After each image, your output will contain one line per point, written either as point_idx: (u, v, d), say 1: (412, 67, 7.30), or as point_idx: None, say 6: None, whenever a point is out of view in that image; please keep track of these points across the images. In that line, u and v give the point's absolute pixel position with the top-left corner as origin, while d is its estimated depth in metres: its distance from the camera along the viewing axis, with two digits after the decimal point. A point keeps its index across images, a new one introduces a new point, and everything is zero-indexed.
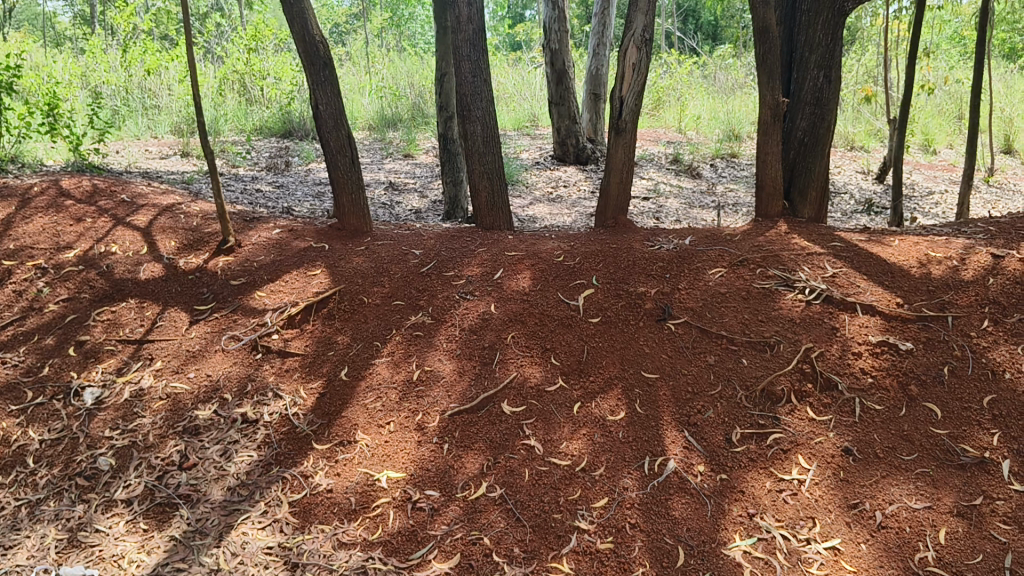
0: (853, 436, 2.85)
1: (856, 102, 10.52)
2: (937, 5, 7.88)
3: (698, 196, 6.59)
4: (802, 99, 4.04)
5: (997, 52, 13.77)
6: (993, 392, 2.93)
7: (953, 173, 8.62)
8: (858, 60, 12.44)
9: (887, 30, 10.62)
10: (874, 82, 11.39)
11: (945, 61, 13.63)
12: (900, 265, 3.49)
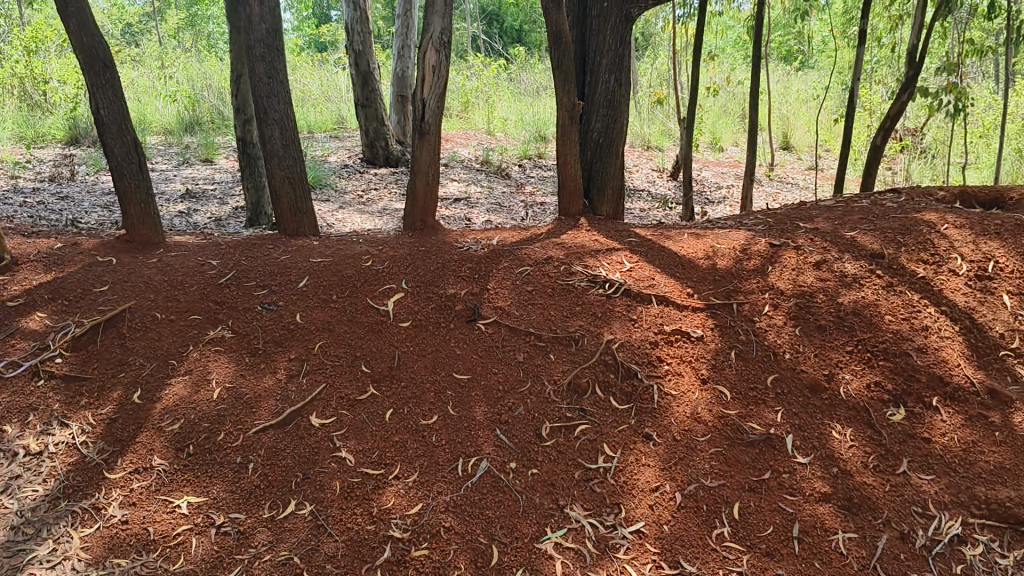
0: (654, 422, 2.97)
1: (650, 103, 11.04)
2: (717, 11, 8.38)
3: (507, 196, 6.72)
4: (597, 101, 4.17)
5: (773, 55, 14.93)
6: (776, 371, 3.13)
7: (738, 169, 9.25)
8: (651, 63, 13.09)
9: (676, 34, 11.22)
10: (667, 85, 12.02)
11: (729, 64, 14.64)
12: (689, 258, 3.68)
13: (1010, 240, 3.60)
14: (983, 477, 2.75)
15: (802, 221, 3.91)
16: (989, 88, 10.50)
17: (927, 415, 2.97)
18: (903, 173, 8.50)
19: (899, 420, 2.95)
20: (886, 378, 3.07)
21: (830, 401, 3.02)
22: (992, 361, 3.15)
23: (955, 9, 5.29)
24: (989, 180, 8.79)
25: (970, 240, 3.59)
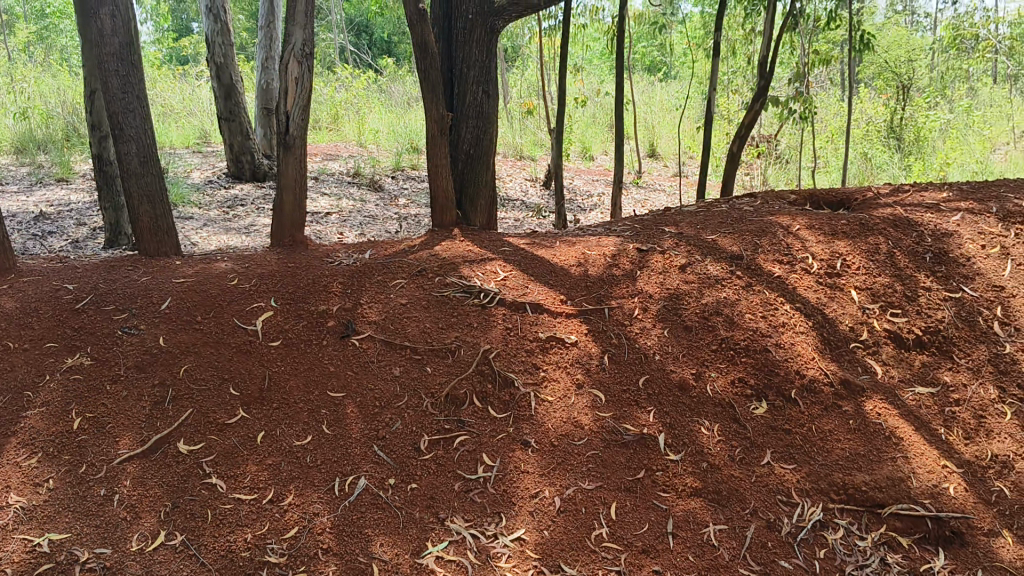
0: (532, 428, 2.99)
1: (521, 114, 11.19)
2: (582, 23, 8.57)
3: (380, 208, 6.68)
4: (465, 113, 4.19)
5: (637, 66, 15.42)
6: (647, 372, 3.21)
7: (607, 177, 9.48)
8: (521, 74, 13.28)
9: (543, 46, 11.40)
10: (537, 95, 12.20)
11: (596, 75, 15.02)
12: (561, 266, 3.74)
13: (856, 240, 3.75)
14: (841, 464, 2.90)
15: (666, 227, 4.04)
16: (834, 97, 11.12)
17: (787, 407, 3.10)
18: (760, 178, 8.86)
19: (762, 414, 3.08)
20: (749, 374, 3.20)
21: (698, 399, 3.12)
22: (845, 353, 3.29)
23: (798, 21, 5.58)
24: (838, 183, 9.30)
25: (820, 240, 3.75)
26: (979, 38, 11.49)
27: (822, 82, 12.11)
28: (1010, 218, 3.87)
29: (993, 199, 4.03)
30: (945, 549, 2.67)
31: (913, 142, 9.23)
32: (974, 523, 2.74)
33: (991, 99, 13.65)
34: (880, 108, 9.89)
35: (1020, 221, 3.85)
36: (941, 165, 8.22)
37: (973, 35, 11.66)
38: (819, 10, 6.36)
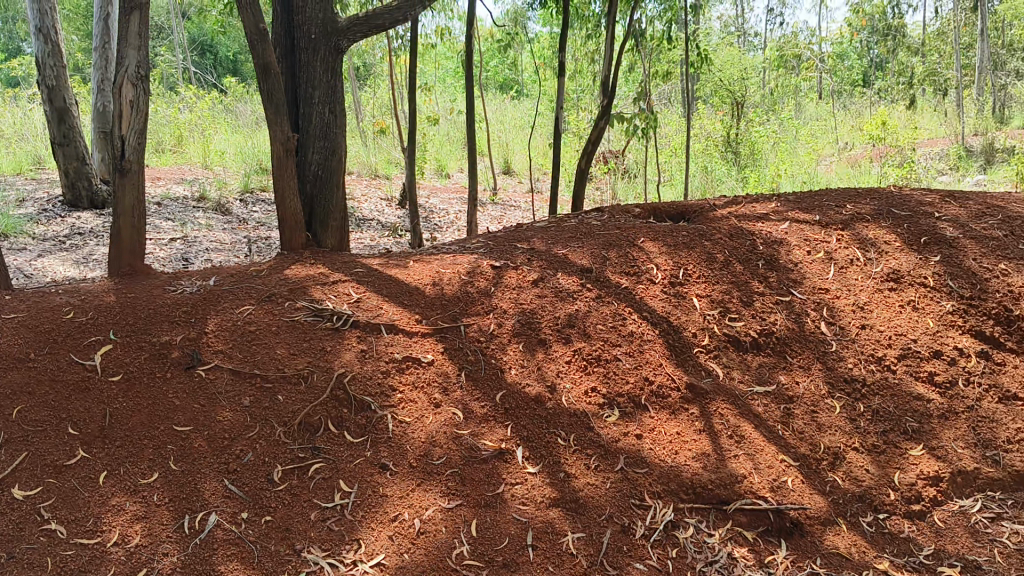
0: (389, 451, 2.96)
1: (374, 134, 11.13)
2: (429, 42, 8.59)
3: (229, 233, 6.51)
4: (311, 134, 4.13)
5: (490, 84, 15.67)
6: (503, 388, 3.23)
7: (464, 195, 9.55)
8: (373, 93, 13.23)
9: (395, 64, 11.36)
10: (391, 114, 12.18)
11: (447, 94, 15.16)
12: (416, 285, 3.72)
13: (696, 250, 3.91)
14: (690, 464, 3.00)
15: (519, 243, 4.09)
16: (673, 115, 11.54)
17: (638, 413, 3.19)
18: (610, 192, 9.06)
19: (615, 422, 3.15)
20: (601, 383, 3.27)
21: (553, 410, 3.16)
22: (689, 358, 3.41)
23: (638, 41, 5.77)
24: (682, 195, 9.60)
25: (664, 252, 3.89)
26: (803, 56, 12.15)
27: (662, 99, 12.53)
28: (832, 225, 4.09)
29: (818, 208, 4.27)
30: (786, 539, 2.81)
31: (749, 155, 9.69)
32: (811, 513, 2.89)
33: (816, 114, 14.52)
34: (717, 123, 10.42)
35: (840, 228, 4.08)
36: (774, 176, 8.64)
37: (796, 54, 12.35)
38: (656, 31, 6.61)
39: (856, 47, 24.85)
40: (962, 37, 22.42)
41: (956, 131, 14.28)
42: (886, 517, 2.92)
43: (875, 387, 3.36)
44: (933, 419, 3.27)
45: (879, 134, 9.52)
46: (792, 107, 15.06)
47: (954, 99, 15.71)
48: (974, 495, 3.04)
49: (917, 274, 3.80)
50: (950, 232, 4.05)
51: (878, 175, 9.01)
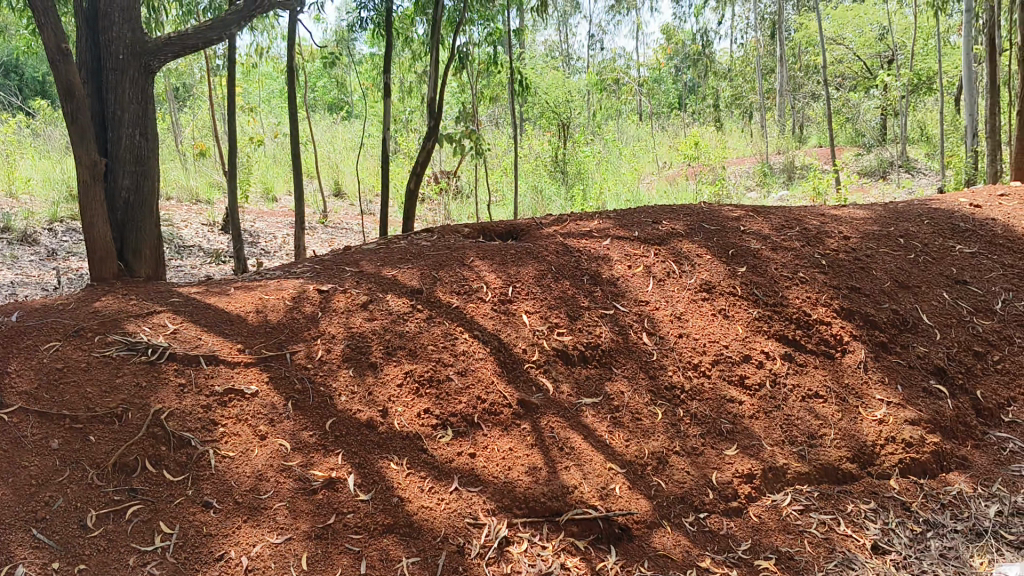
0: (214, 488, 2.67)
1: (195, 157, 10.76)
2: (251, 61, 8.39)
3: (36, 264, 6.13)
4: (121, 158, 3.94)
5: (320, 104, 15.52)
6: (333, 415, 2.97)
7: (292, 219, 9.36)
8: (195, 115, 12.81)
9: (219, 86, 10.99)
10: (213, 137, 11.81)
11: (271, 115, 14.92)
12: (237, 313, 3.42)
13: (523, 268, 3.77)
14: (523, 478, 2.85)
15: (347, 266, 3.85)
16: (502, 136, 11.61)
17: (471, 431, 3.00)
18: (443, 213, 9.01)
19: (448, 442, 2.95)
20: (434, 405, 3.05)
21: (385, 435, 2.94)
22: (519, 374, 3.24)
23: (462, 64, 5.86)
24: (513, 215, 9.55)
25: (495, 270, 3.74)
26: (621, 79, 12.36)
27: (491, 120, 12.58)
28: (650, 240, 4.04)
29: (637, 223, 4.20)
30: (615, 545, 2.73)
31: (575, 174, 9.90)
32: (637, 517, 2.81)
33: (637, 134, 15.02)
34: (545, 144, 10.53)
35: (657, 243, 4.02)
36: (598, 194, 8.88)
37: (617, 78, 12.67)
38: (480, 52, 6.65)
39: (671, 69, 26.14)
40: (765, 62, 24.02)
41: (763, 150, 15.16)
42: (706, 516, 2.88)
43: (691, 392, 3.30)
44: (744, 420, 3.23)
45: (694, 153, 9.99)
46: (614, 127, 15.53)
47: (759, 120, 16.67)
48: (785, 489, 3.02)
49: (726, 284, 3.76)
50: (753, 245, 4.04)
51: (693, 193, 9.48)
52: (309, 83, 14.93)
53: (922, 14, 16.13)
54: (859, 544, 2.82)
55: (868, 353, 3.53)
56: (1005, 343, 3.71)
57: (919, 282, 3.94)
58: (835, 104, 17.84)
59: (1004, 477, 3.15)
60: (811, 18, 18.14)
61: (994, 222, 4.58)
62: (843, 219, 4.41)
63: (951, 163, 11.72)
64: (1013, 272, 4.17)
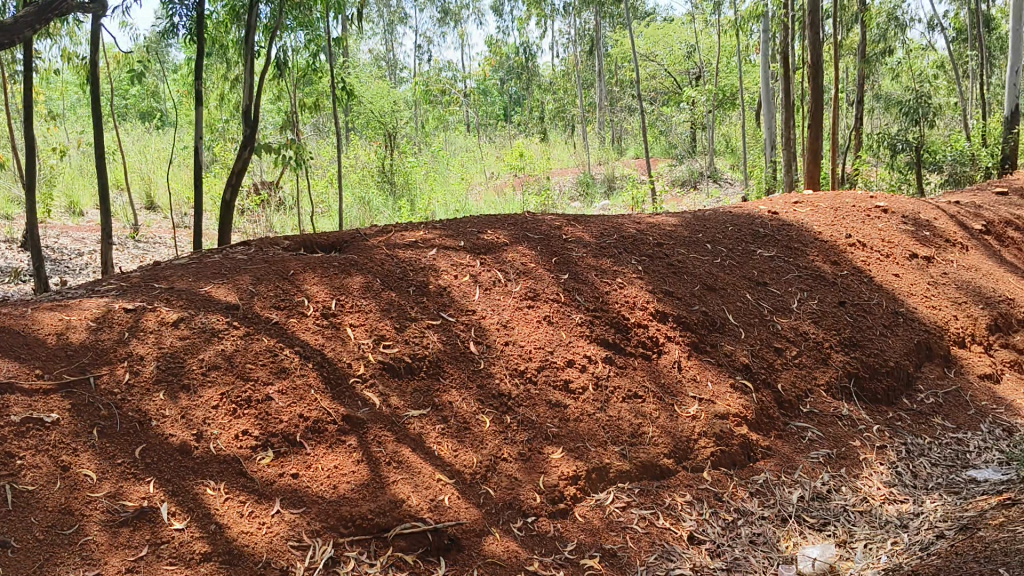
0: (10, 526, 2.32)
1: None
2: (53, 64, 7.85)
3: None
4: None
5: (130, 111, 14.70)
6: (143, 441, 2.65)
7: (100, 233, 8.80)
8: None
9: (21, 95, 10.24)
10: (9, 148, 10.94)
11: (76, 124, 14.00)
12: (34, 335, 2.92)
13: (346, 280, 3.46)
14: (349, 496, 2.68)
15: (155, 282, 3.42)
16: (325, 146, 11.32)
17: (293, 451, 2.77)
18: (265, 224, 8.66)
19: (269, 464, 2.71)
20: (253, 425, 2.79)
21: (200, 459, 2.66)
22: (344, 389, 3.01)
23: (280, 70, 5.75)
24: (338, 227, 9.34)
25: (319, 282, 3.43)
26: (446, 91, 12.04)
27: (313, 129, 12.17)
28: (476, 250, 3.88)
29: (461, 233, 4.01)
30: (445, 557, 2.63)
31: (402, 185, 9.69)
32: (467, 526, 2.73)
33: (464, 144, 15.16)
34: (371, 154, 10.13)
35: (483, 253, 3.88)
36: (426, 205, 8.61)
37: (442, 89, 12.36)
38: (302, 60, 6.54)
39: (496, 81, 26.65)
40: (584, 77, 24.98)
41: (584, 160, 15.69)
42: (534, 520, 2.84)
43: (519, 399, 3.22)
44: (569, 423, 3.20)
45: (520, 164, 10.16)
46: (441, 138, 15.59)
47: (581, 132, 17.21)
48: (609, 488, 3.04)
49: (550, 292, 3.72)
50: (577, 252, 4.07)
51: (521, 204, 9.59)
52: (116, 91, 14.01)
53: (725, 34, 17.32)
54: (677, 536, 2.94)
55: (680, 352, 3.68)
56: (801, 339, 4.01)
57: (725, 284, 4.19)
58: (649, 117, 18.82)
59: (805, 463, 3.41)
60: (626, 36, 19.03)
61: (788, 228, 4.94)
62: (656, 226, 4.59)
63: (753, 174, 12.63)
64: (807, 273, 4.52)
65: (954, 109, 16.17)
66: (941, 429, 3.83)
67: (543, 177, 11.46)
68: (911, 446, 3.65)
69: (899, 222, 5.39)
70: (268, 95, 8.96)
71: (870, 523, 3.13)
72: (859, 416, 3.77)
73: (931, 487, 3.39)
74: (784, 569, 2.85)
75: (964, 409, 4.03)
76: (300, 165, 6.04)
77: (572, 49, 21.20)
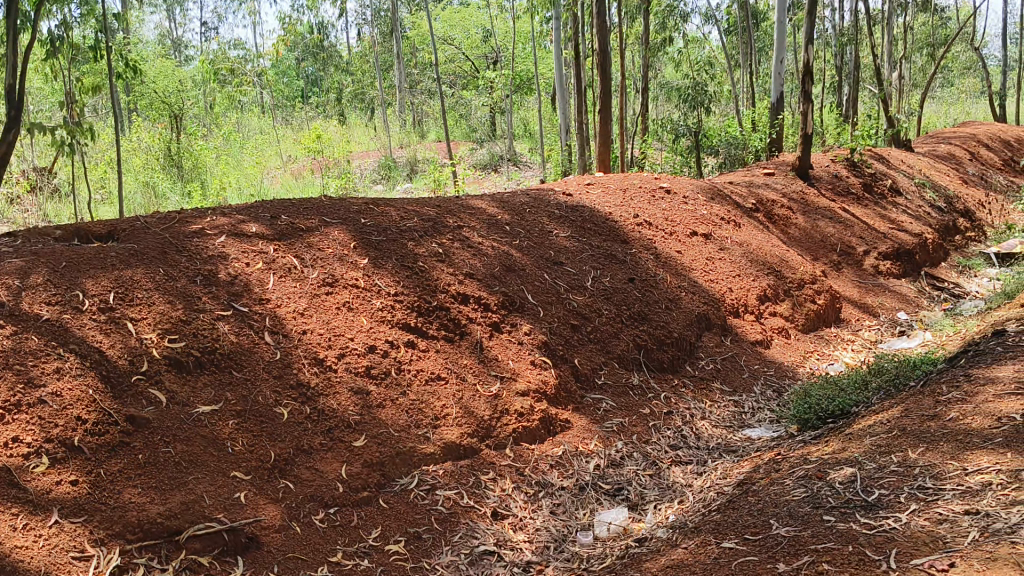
0: None
1: None
2: None
3: None
4: None
5: None
6: None
7: None
8: None
9: None
10: None
11: None
12: None
13: (127, 270, 3.20)
14: (137, 501, 2.52)
15: None
16: (104, 129, 10.55)
17: (71, 457, 2.54)
18: (35, 211, 7.89)
19: (44, 472, 2.47)
20: (25, 431, 2.53)
21: None
22: (126, 387, 2.79)
23: (47, 45, 5.28)
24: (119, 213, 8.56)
25: (97, 272, 3.14)
26: (235, 71, 11.48)
27: (89, 109, 11.26)
28: (270, 235, 3.71)
29: (255, 218, 3.82)
30: (242, 556, 2.54)
31: (190, 168, 9.15)
32: (265, 523, 2.64)
33: (259, 127, 14.61)
34: (154, 137, 9.51)
35: (276, 238, 3.72)
36: (218, 190, 8.18)
37: (231, 69, 11.77)
38: (73, 35, 6.05)
39: (291, 62, 25.82)
40: (381, 58, 24.70)
41: (385, 143, 15.55)
42: (336, 510, 2.79)
43: (320, 388, 3.13)
44: (372, 410, 3.16)
45: (317, 147, 9.93)
46: (234, 121, 14.92)
47: (382, 115, 17.06)
48: (412, 472, 3.04)
49: (349, 277, 3.64)
50: (377, 236, 4.01)
51: (319, 187, 9.35)
52: None
53: (519, 20, 17.63)
54: (481, 513, 2.99)
55: (481, 333, 3.73)
56: (594, 315, 4.18)
57: (523, 266, 4.28)
58: (449, 101, 18.92)
59: (600, 433, 3.58)
60: (423, 19, 18.96)
61: (581, 209, 5.13)
62: (455, 209, 4.60)
63: (550, 157, 13.03)
64: (599, 252, 4.72)
65: (728, 96, 17.35)
66: (720, 393, 4.14)
67: (342, 160, 11.26)
68: (694, 411, 3.92)
69: (680, 202, 5.74)
70: (38, 73, 8.22)
71: (658, 485, 3.33)
72: (648, 385, 4.00)
73: (711, 447, 3.66)
74: (582, 534, 2.98)
75: (739, 372, 4.37)
76: (69, 148, 5.58)
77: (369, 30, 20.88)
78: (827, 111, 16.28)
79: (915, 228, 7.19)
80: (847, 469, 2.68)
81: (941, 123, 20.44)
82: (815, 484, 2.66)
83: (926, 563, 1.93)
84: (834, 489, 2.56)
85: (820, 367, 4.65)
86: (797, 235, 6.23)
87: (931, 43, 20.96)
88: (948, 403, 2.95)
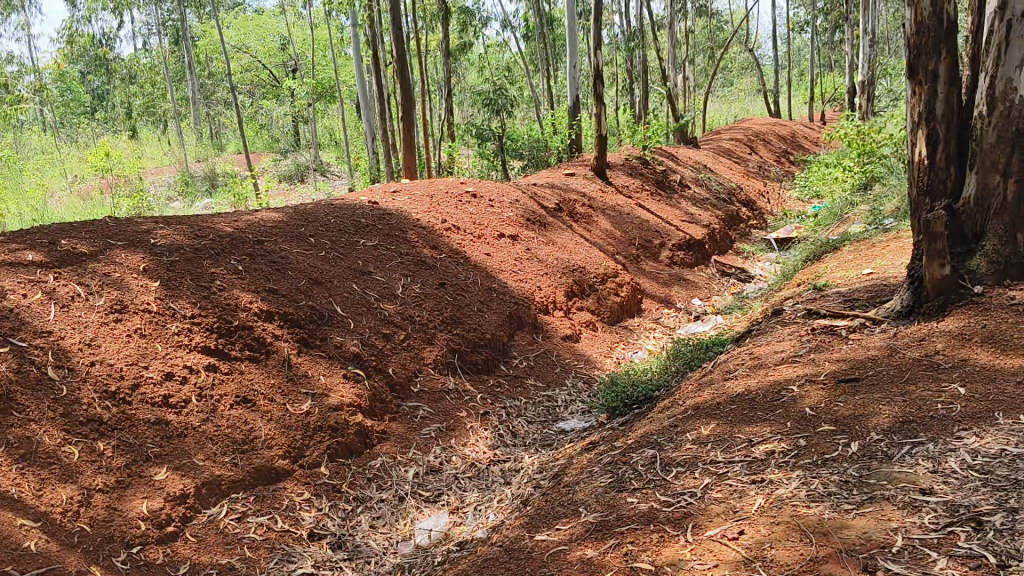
0: None
1: None
2: None
3: None
4: None
5: None
6: None
7: None
8: None
9: None
10: None
11: None
12: None
13: None
14: None
15: None
16: None
17: None
18: None
19: None
20: None
21: None
22: None
23: None
24: None
25: None
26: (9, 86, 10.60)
27: None
28: (49, 263, 3.46)
29: (30, 245, 3.54)
30: None
31: None
32: (60, 571, 2.41)
33: (40, 148, 13.57)
34: None
35: (55, 266, 3.47)
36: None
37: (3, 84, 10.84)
38: None
39: (71, 75, 24.15)
40: (172, 68, 23.61)
41: (183, 158, 14.86)
42: (140, 549, 2.63)
43: (113, 422, 2.94)
44: (173, 440, 3.01)
45: (105, 165, 9.32)
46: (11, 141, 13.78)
47: (177, 128, 16.29)
48: (220, 501, 2.93)
49: (140, 302, 3.45)
50: (170, 256, 3.82)
51: (109, 208, 8.81)
52: None
53: (318, 27, 17.35)
54: (297, 536, 2.93)
55: (289, 349, 3.64)
56: (406, 322, 4.18)
57: (331, 277, 4.22)
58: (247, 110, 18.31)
59: (417, 441, 3.59)
60: (214, 27, 18.25)
61: (387, 216, 5.10)
62: (255, 224, 4.46)
63: (355, 165, 12.94)
64: (408, 259, 4.72)
65: (529, 99, 17.86)
66: (534, 389, 4.25)
67: (132, 179, 10.66)
68: (509, 409, 4.01)
69: (486, 206, 5.83)
70: None
71: (478, 486, 3.38)
72: (463, 388, 4.04)
73: (527, 443, 3.76)
74: (402, 544, 2.97)
75: (551, 367, 4.51)
76: None
77: (158, 39, 19.90)
78: (622, 110, 17.09)
79: (705, 218, 7.69)
80: (647, 451, 2.82)
81: (724, 118, 22.00)
82: (619, 469, 2.78)
83: (718, 533, 2.06)
84: (636, 471, 2.69)
85: (626, 356, 4.87)
86: (600, 230, 6.50)
87: (710, 45, 22.51)
88: (732, 381, 3.16)
